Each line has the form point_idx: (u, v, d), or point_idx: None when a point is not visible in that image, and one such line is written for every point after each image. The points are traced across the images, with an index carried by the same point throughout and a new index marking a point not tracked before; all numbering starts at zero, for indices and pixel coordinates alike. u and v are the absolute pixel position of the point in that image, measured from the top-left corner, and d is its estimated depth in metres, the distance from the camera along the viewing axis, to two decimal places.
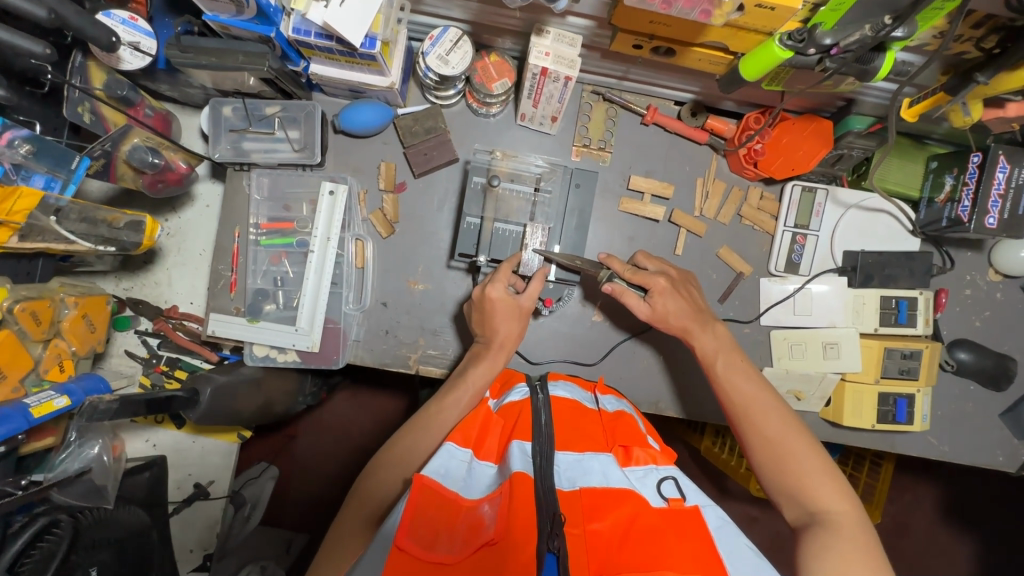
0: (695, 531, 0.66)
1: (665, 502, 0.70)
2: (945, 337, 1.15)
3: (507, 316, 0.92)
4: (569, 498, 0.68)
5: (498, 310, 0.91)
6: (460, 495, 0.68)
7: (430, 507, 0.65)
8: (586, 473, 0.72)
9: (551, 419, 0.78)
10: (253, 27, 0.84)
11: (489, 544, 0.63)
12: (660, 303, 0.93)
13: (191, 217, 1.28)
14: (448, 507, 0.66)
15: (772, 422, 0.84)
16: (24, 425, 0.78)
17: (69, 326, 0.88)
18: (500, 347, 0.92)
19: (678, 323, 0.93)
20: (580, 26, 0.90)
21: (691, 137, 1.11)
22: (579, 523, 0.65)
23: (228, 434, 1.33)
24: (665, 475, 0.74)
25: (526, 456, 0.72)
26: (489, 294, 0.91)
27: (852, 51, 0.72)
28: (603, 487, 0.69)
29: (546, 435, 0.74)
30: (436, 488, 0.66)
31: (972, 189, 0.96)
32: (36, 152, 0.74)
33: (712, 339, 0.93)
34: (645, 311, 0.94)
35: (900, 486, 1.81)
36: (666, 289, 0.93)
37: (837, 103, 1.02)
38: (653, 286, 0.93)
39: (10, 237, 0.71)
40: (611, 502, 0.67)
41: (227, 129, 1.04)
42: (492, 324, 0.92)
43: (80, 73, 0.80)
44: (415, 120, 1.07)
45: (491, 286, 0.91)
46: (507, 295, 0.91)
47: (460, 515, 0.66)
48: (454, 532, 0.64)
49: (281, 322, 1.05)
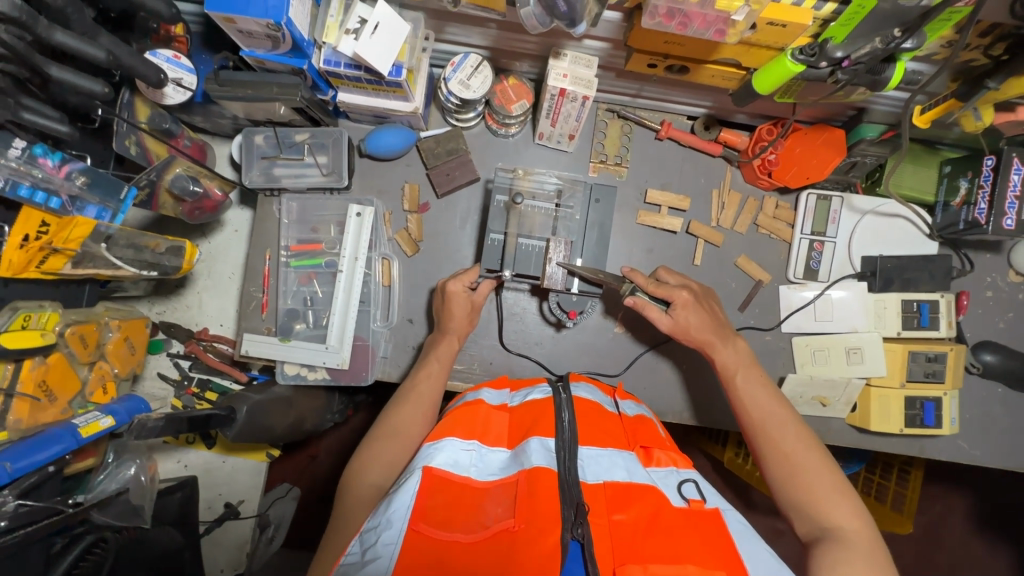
0: (717, 530, 0.68)
1: (687, 502, 0.72)
2: (969, 340, 1.15)
3: (461, 309, 0.98)
4: (593, 491, 0.71)
5: (455, 303, 0.98)
6: (476, 484, 0.72)
7: (442, 492, 0.70)
8: (612, 467, 0.74)
9: (573, 417, 0.81)
10: (286, 60, 0.88)
11: (508, 532, 0.65)
12: (682, 316, 0.95)
13: (220, 241, 1.33)
14: (466, 497, 0.70)
15: (789, 436, 0.83)
16: (75, 444, 0.80)
17: (112, 348, 0.92)
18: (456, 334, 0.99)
19: (699, 336, 0.94)
20: (595, 47, 0.94)
21: (705, 150, 1.14)
22: (602, 514, 0.69)
23: (256, 453, 1.36)
24: (686, 477, 0.77)
25: (549, 451, 0.74)
26: (449, 288, 0.98)
27: (863, 62, 0.74)
28: (626, 481, 0.73)
29: (570, 433, 0.77)
30: (446, 475, 0.72)
31: (988, 191, 0.97)
32: (90, 183, 0.77)
33: (727, 348, 0.94)
34: (668, 323, 0.96)
35: (931, 495, 1.78)
36: (689, 302, 0.95)
37: (848, 113, 1.04)
38: (677, 299, 0.95)
39: (63, 264, 0.76)
40: (634, 496, 0.70)
41: (259, 156, 1.08)
42: (449, 314, 0.99)
43: (127, 109, 0.83)
44: (437, 142, 1.11)
45: (453, 281, 0.98)
46: (464, 292, 0.98)
47: (478, 505, 0.70)
48: (471, 522, 0.67)
49: (311, 340, 1.08)
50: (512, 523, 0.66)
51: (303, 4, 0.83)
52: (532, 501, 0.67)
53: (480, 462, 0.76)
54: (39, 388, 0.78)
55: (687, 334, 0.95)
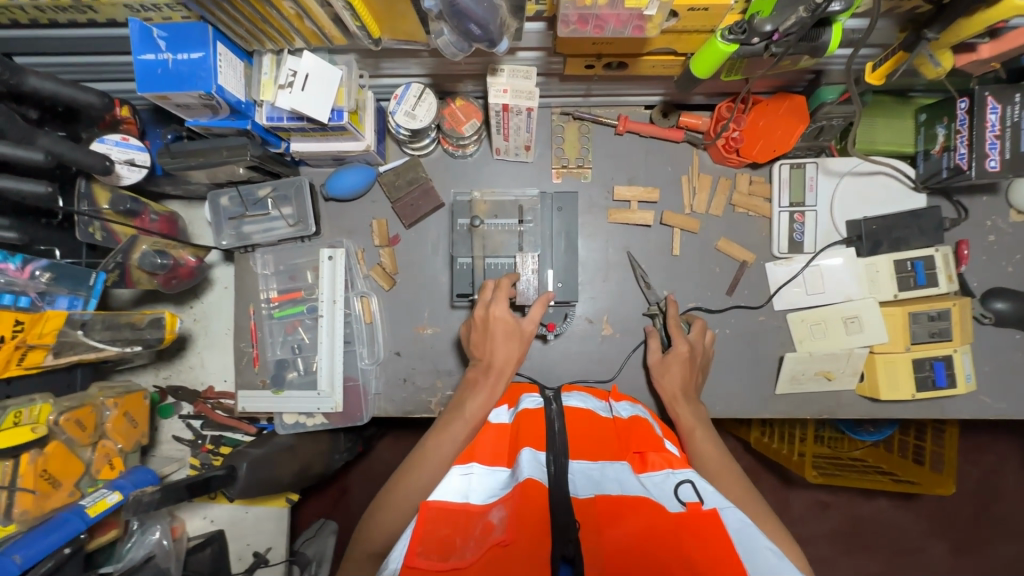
0: (714, 534, 0.63)
1: (683, 507, 0.68)
2: (978, 289, 1.09)
3: (506, 338, 0.93)
4: (586, 507, 0.66)
5: (497, 331, 0.93)
6: (473, 506, 0.68)
7: (441, 522, 0.65)
8: (602, 481, 0.71)
9: (565, 427, 0.78)
10: (230, 123, 0.89)
11: (501, 546, 0.60)
12: (669, 364, 1.01)
13: (213, 300, 1.36)
14: (462, 521, 0.66)
15: (737, 488, 0.83)
16: (82, 525, 0.84)
17: (112, 426, 0.96)
18: (499, 373, 0.91)
19: (669, 387, 0.99)
20: (531, 58, 0.92)
21: (667, 137, 1.11)
22: (594, 530, 0.63)
23: (276, 500, 1.38)
24: (682, 479, 0.73)
25: (540, 464, 0.70)
26: (493, 314, 0.94)
27: (794, 33, 0.70)
28: (619, 495, 0.68)
29: (561, 441, 0.74)
30: (443, 504, 0.67)
31: (966, 135, 0.92)
32: (56, 277, 0.81)
33: (683, 386, 0.99)
34: (656, 360, 1.04)
35: (976, 446, 1.71)
36: (682, 358, 1.00)
37: (806, 77, 0.99)
38: (677, 348, 1.01)
39: (44, 356, 0.79)
40: (626, 510, 0.66)
41: (227, 217, 1.11)
42: (491, 346, 0.92)
43: (87, 198, 0.87)
44: (395, 173, 1.12)
45: (494, 306, 0.94)
46: (509, 316, 0.94)
47: (472, 525, 0.65)
48: (465, 542, 0.62)
49: (304, 387, 1.10)
50: (502, 535, 0.61)
51: (233, 68, 0.84)
52: (524, 513, 0.62)
53: (478, 485, 0.72)
54: (40, 478, 0.81)
55: (665, 377, 1.01)
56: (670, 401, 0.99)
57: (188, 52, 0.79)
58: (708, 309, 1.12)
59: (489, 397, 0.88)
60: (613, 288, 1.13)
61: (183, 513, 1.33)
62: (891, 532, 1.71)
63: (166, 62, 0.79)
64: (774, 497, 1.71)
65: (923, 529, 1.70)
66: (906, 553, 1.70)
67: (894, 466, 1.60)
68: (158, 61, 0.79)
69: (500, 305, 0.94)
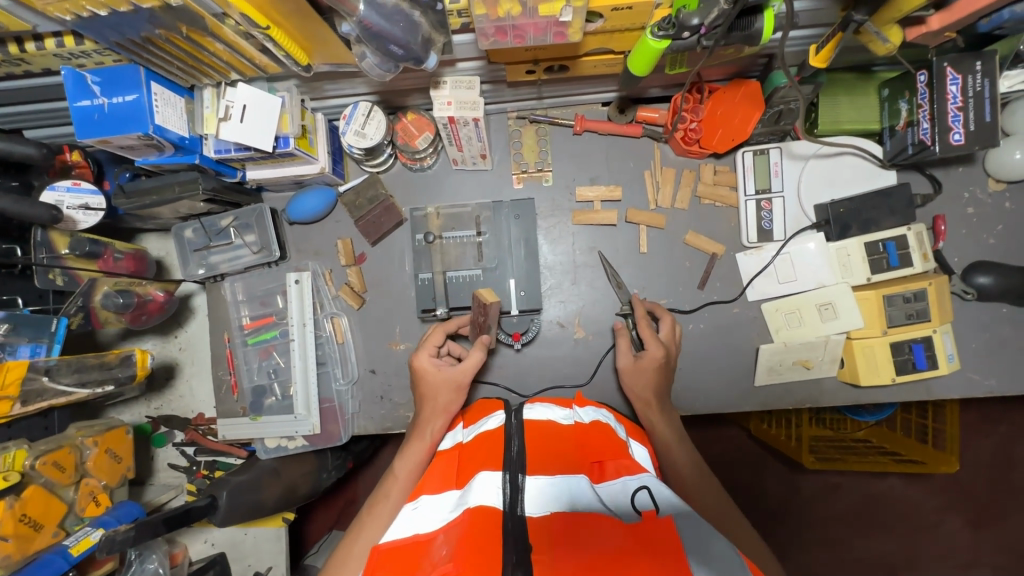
0: (666, 540, 0.63)
1: (638, 517, 0.68)
2: (959, 264, 1.05)
3: (437, 388, 0.93)
4: (539, 527, 0.65)
5: (427, 377, 0.95)
6: (422, 536, 0.68)
7: (389, 560, 0.64)
8: (556, 497, 0.70)
9: (523, 447, 0.79)
10: (177, 159, 0.90)
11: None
12: (644, 364, 0.97)
13: (196, 328, 1.38)
14: (411, 553, 0.65)
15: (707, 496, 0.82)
16: (66, 566, 0.88)
17: (93, 464, 0.97)
18: (439, 412, 0.92)
19: (643, 393, 0.95)
20: (472, 67, 0.90)
21: (626, 134, 1.09)
22: (546, 549, 0.62)
23: (272, 520, 1.40)
24: (638, 485, 0.73)
25: (496, 486, 0.71)
26: (419, 363, 0.96)
27: (721, 25, 0.68)
28: (574, 510, 0.67)
29: (516, 460, 0.75)
30: (393, 543, 0.67)
31: (927, 109, 0.89)
32: (15, 328, 0.83)
33: (654, 392, 0.95)
34: (627, 364, 0.98)
35: (985, 418, 1.66)
36: (659, 357, 0.96)
37: (760, 61, 0.96)
38: (650, 349, 0.97)
39: (11, 406, 0.80)
40: (580, 526, 0.65)
41: (192, 250, 1.12)
42: (424, 394, 0.94)
43: (44, 246, 0.89)
44: (356, 193, 1.12)
45: (420, 355, 0.97)
46: (433, 366, 0.96)
47: (421, 556, 0.64)
48: (415, 573, 0.61)
49: (282, 412, 1.11)
50: (449, 565, 0.59)
51: (171, 105, 0.84)
52: (472, 538, 0.63)
53: (428, 513, 0.72)
54: (18, 524, 0.84)
55: (636, 384, 0.96)
56: (642, 406, 0.96)
57: (123, 95, 0.79)
58: (681, 305, 1.10)
59: (442, 423, 0.90)
60: (583, 291, 1.12)
61: (183, 538, 1.36)
62: (903, 510, 1.67)
63: (102, 107, 0.79)
64: (779, 482, 1.69)
65: (936, 505, 1.66)
66: (920, 530, 1.66)
67: (897, 445, 1.54)
68: (94, 106, 0.80)
69: (423, 353, 0.97)
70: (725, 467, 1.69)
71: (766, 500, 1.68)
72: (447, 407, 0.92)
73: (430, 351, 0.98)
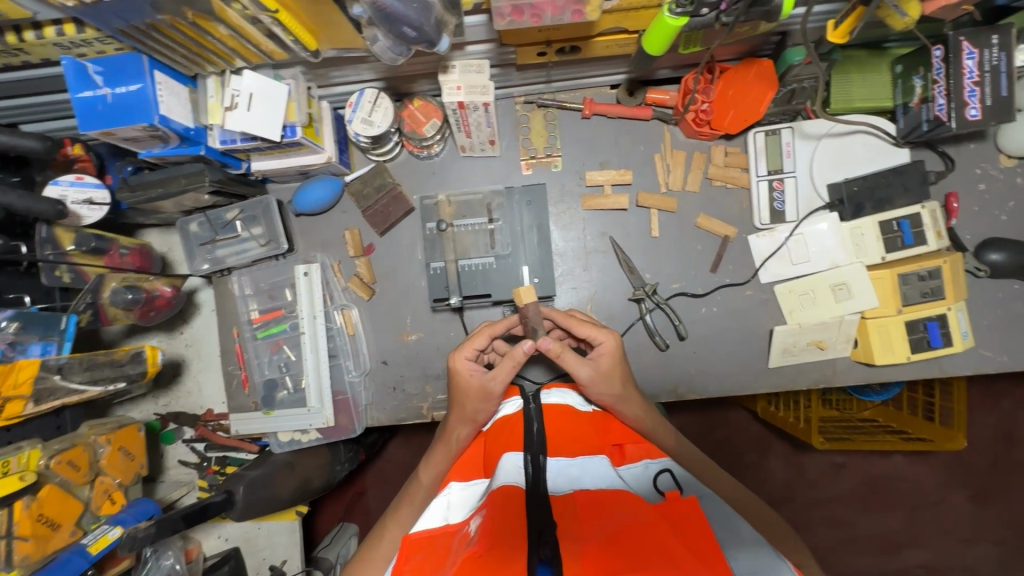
0: (692, 520, 0.64)
1: (662, 498, 0.69)
2: (970, 241, 1.05)
3: (475, 398, 0.85)
4: (564, 504, 0.65)
5: (464, 384, 0.86)
6: (453, 525, 0.68)
7: (421, 551, 0.65)
8: (581, 478, 0.70)
9: (544, 427, 0.77)
10: (183, 150, 0.88)
11: (477, 557, 0.59)
12: (603, 363, 0.83)
13: (201, 323, 1.35)
14: (442, 543, 0.66)
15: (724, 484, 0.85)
16: (85, 564, 0.88)
17: (108, 462, 0.97)
18: (471, 419, 0.86)
19: (610, 392, 0.83)
20: (481, 50, 0.88)
21: (636, 116, 1.08)
22: (573, 528, 0.62)
23: (286, 515, 1.39)
24: (660, 468, 0.74)
25: (519, 468, 0.70)
26: (455, 365, 0.86)
27: (742, 0, 0.67)
28: (597, 490, 0.68)
29: (538, 441, 0.74)
30: (424, 533, 0.68)
31: (943, 85, 0.87)
32: (24, 325, 0.81)
33: (622, 387, 0.84)
34: (588, 372, 0.83)
35: (988, 393, 1.67)
36: (617, 350, 0.84)
37: (772, 39, 0.95)
38: (603, 342, 0.84)
39: (24, 406, 0.79)
40: (605, 505, 0.65)
41: (198, 243, 1.10)
42: (460, 399, 0.86)
43: (49, 243, 0.87)
44: (363, 182, 1.10)
45: (458, 357, 0.87)
46: (473, 368, 0.86)
47: (452, 542, 0.65)
48: (447, 559, 0.62)
49: (295, 405, 1.10)
50: (475, 549, 0.60)
51: (175, 95, 0.82)
52: (499, 522, 0.62)
53: (457, 501, 0.73)
54: (37, 524, 0.83)
55: (603, 386, 0.83)
56: (611, 404, 0.85)
57: (127, 85, 0.77)
58: (692, 288, 1.10)
59: (472, 430, 0.86)
60: (595, 276, 1.11)
61: (197, 534, 1.35)
62: (909, 487, 1.69)
63: (105, 97, 0.77)
64: (786, 463, 1.70)
65: (943, 481, 1.68)
66: (927, 506, 1.68)
67: (904, 424, 1.56)
68: (97, 97, 0.78)
69: (463, 355, 0.86)
70: (733, 449, 1.70)
71: (773, 481, 1.69)
72: (473, 416, 0.86)
73: (468, 353, 0.87)
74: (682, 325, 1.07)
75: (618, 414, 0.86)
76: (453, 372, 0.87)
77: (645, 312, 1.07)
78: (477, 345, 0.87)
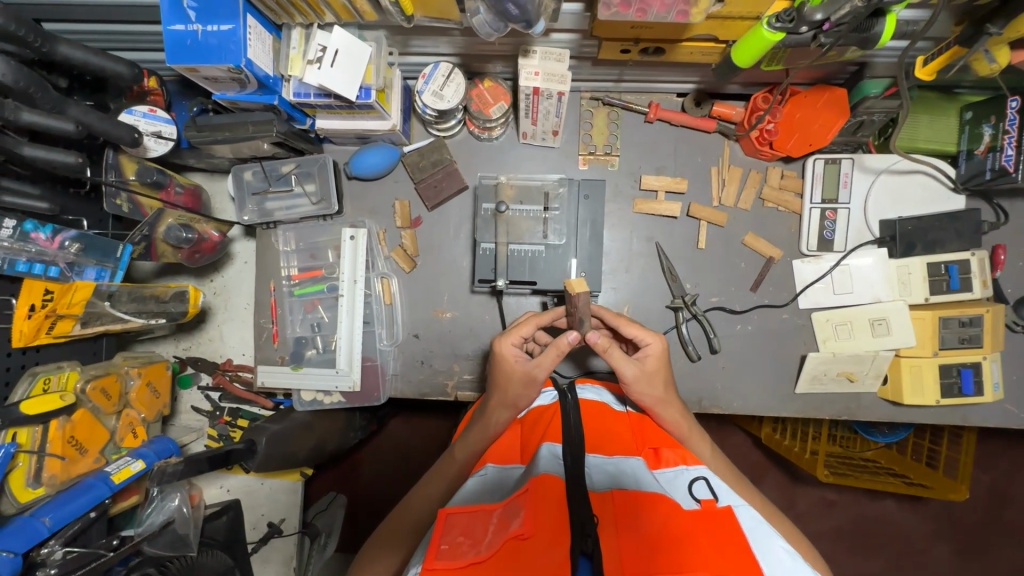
0: (729, 530, 0.64)
1: (698, 503, 0.69)
2: (1010, 296, 1.06)
3: (518, 384, 0.86)
4: (602, 499, 0.65)
5: (509, 369, 0.87)
6: (490, 503, 0.68)
7: (458, 526, 0.64)
8: (619, 475, 0.70)
9: (581, 418, 0.77)
10: (257, 98, 0.88)
11: (519, 539, 0.59)
12: (648, 364, 0.86)
13: (233, 274, 1.29)
14: (480, 519, 0.65)
15: (748, 494, 0.90)
16: (106, 491, 0.87)
17: (136, 395, 0.97)
18: (511, 406, 0.87)
19: (652, 395, 0.87)
20: (565, 40, 0.88)
21: (699, 127, 1.08)
22: (612, 524, 0.62)
23: (290, 473, 1.37)
24: (695, 476, 0.74)
25: (556, 457, 0.70)
26: (501, 349, 0.88)
27: (846, 23, 0.67)
28: (636, 489, 0.67)
29: (577, 436, 0.72)
30: (461, 508, 0.66)
31: (1014, 136, 0.89)
32: (85, 248, 0.84)
33: (663, 389, 0.87)
34: (633, 370, 0.86)
35: (993, 452, 1.67)
36: (661, 353, 0.87)
37: (848, 69, 0.95)
38: (650, 345, 0.87)
39: (72, 326, 0.84)
40: (644, 505, 0.64)
41: (251, 193, 1.11)
42: (502, 384, 0.87)
43: (114, 168, 0.89)
44: (420, 155, 1.10)
45: (505, 341, 0.89)
46: (520, 354, 0.88)
47: (489, 521, 0.64)
48: (486, 535, 0.61)
49: (322, 365, 1.10)
50: (519, 528, 0.59)
51: (261, 41, 0.82)
52: (541, 509, 0.60)
53: (493, 482, 0.73)
54: (68, 445, 0.84)
55: (646, 386, 0.86)
56: (651, 406, 0.88)
57: (218, 24, 0.77)
58: (730, 304, 1.10)
59: (512, 414, 0.87)
60: (635, 279, 1.11)
61: (198, 481, 1.30)
62: (902, 533, 1.68)
63: (196, 34, 0.77)
64: (779, 493, 1.70)
65: (929, 532, 1.67)
66: (915, 554, 1.67)
67: (907, 468, 1.53)
68: (187, 32, 0.78)
69: (509, 340, 0.88)
70: None
71: None
72: (514, 401, 0.87)
73: (514, 339, 0.89)
74: (716, 339, 1.08)
75: (655, 416, 0.88)
76: (497, 356, 0.89)
77: (681, 322, 1.08)
78: (524, 332, 0.89)
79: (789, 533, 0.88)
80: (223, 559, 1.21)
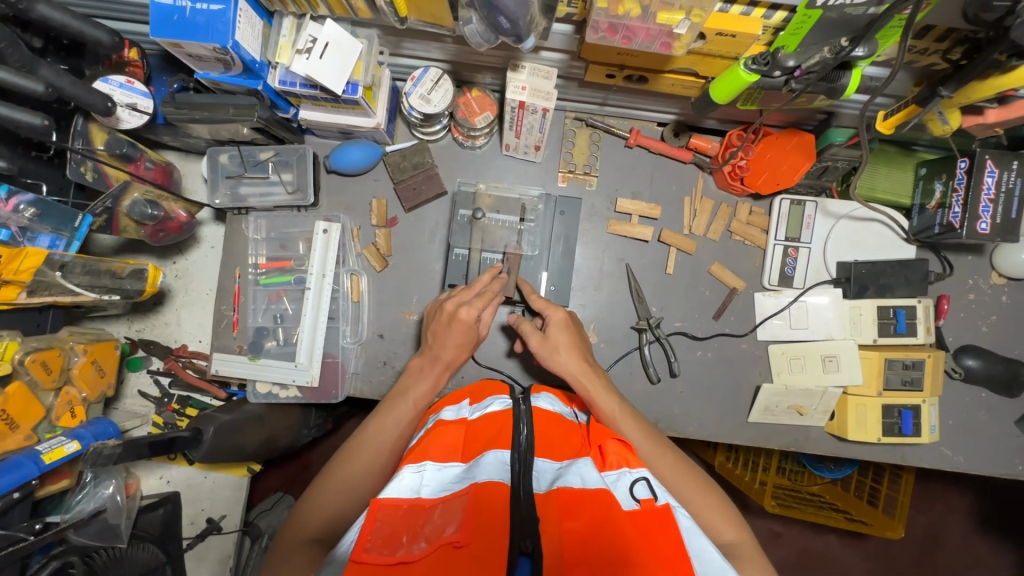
0: (665, 528, 0.63)
1: (637, 504, 0.66)
2: (951, 345, 1.12)
3: (458, 339, 0.89)
4: (545, 500, 0.65)
5: (455, 331, 0.89)
6: (426, 500, 0.66)
7: (390, 522, 0.62)
8: (564, 475, 0.68)
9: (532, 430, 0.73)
10: (241, 81, 0.88)
11: (452, 546, 0.58)
12: (552, 333, 0.93)
13: (197, 258, 1.25)
14: (414, 515, 0.64)
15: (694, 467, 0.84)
16: (35, 472, 0.82)
17: (79, 372, 0.93)
18: (444, 365, 0.90)
19: (564, 362, 0.90)
20: (553, 59, 0.91)
21: (676, 157, 1.12)
22: (552, 523, 0.62)
23: (237, 468, 1.28)
24: (638, 475, 0.70)
25: (504, 464, 0.68)
26: (460, 314, 0.88)
27: (816, 72, 0.72)
28: (580, 488, 0.65)
29: (526, 443, 0.70)
30: (395, 501, 0.64)
31: (961, 195, 0.95)
32: (40, 214, 0.82)
33: (572, 357, 0.91)
34: (537, 342, 0.93)
35: (931, 495, 1.73)
36: (563, 320, 0.94)
37: (817, 117, 1.01)
38: (552, 315, 0.95)
39: (17, 294, 0.79)
40: (585, 503, 0.63)
41: (224, 176, 1.08)
42: (441, 341, 0.90)
43: (81, 136, 0.87)
44: (402, 156, 1.10)
45: (465, 308, 0.89)
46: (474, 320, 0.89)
47: (424, 521, 0.63)
48: (420, 536, 0.61)
49: (281, 357, 1.08)
50: (456, 533, 0.59)
51: (251, 25, 0.81)
52: (479, 515, 0.61)
53: (432, 479, 0.68)
54: None
55: (554, 354, 0.91)
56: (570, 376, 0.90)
57: (208, 4, 0.77)
58: (693, 330, 1.13)
59: (433, 384, 0.89)
60: (603, 298, 1.13)
61: (137, 471, 1.22)
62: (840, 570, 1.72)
63: (183, 10, 0.77)
64: None
65: (866, 570, 1.72)
66: None
67: (849, 504, 1.54)
68: (175, 8, 0.77)
69: (472, 308, 0.89)
70: None
71: None
72: (444, 358, 0.90)
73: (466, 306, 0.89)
74: (676, 362, 1.11)
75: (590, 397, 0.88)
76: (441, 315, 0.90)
77: (644, 343, 1.10)
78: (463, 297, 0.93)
79: (743, 529, 0.82)
80: (154, 553, 1.15)
